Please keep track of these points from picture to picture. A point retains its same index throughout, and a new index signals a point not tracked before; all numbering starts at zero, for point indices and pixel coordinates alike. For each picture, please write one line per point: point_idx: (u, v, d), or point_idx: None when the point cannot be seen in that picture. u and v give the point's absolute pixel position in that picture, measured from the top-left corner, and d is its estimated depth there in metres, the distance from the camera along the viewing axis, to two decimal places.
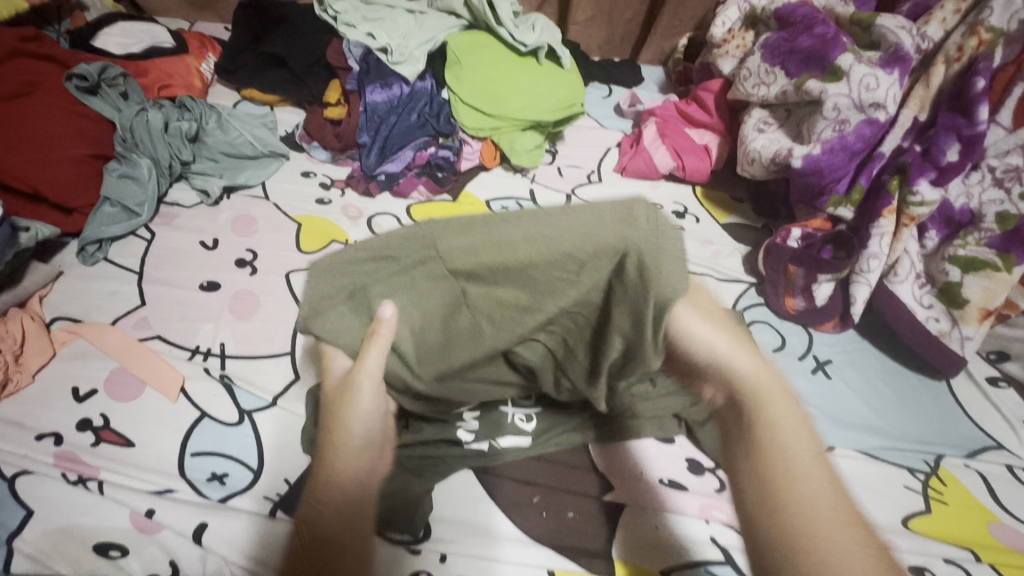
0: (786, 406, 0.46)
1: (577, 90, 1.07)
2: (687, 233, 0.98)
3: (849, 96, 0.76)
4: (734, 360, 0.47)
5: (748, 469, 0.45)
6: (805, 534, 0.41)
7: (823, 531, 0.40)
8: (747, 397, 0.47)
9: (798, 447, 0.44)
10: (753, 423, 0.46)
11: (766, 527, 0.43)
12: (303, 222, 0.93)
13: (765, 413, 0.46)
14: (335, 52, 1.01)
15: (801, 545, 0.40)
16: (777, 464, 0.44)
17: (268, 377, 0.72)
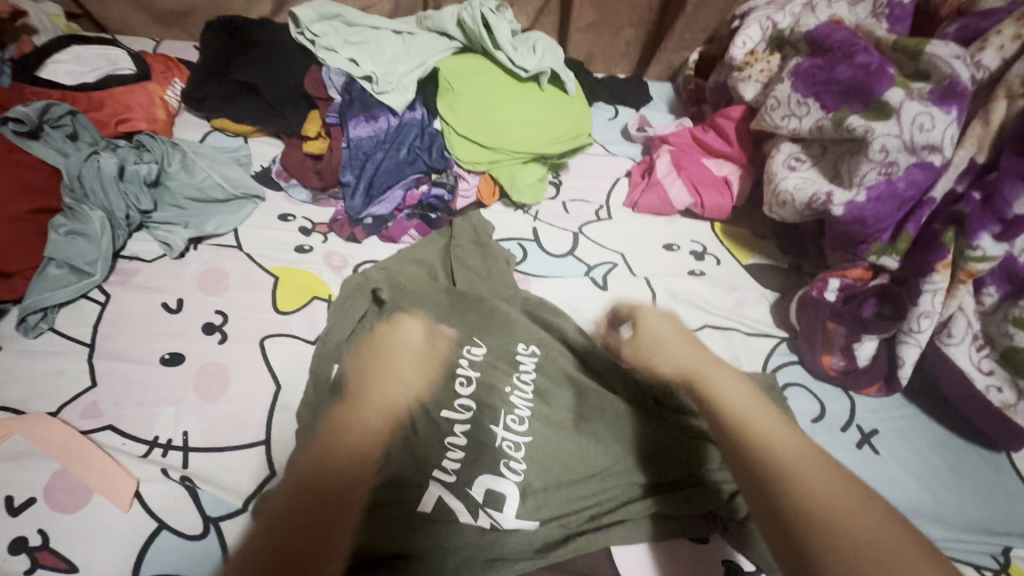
0: (731, 385, 0.54)
1: (583, 117, 0.97)
2: (708, 278, 0.89)
3: (899, 137, 0.67)
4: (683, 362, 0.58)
5: (747, 458, 0.47)
6: (783, 468, 0.45)
7: (797, 464, 0.46)
8: (695, 378, 0.56)
9: (729, 382, 0.54)
10: (714, 404, 0.52)
11: (758, 467, 0.46)
12: (281, 275, 0.83)
13: (716, 393, 0.53)
14: (314, 80, 0.90)
15: (779, 474, 0.45)
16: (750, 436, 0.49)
17: (239, 476, 0.62)
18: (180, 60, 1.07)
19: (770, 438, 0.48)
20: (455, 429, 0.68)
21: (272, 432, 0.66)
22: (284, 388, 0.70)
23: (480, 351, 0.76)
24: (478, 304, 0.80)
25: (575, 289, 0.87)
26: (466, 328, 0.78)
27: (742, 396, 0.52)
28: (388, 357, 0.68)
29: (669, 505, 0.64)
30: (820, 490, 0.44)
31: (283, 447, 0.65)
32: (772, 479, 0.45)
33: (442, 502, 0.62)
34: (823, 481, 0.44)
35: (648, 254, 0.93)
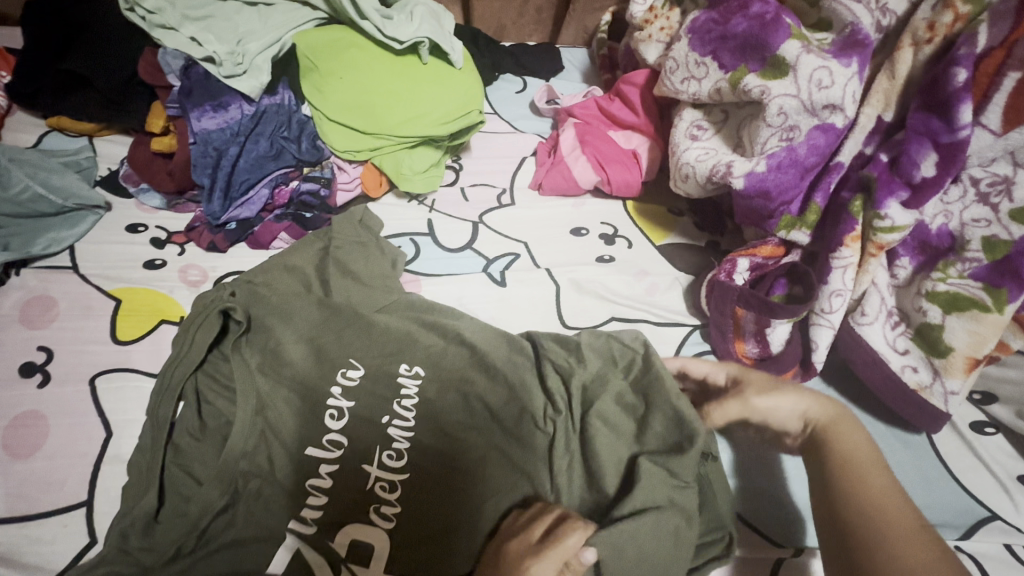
0: (855, 439, 0.52)
1: (474, 93, 0.87)
2: (617, 264, 0.81)
3: (797, 98, 0.60)
4: (808, 408, 0.56)
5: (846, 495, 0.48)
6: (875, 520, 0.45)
7: (907, 530, 0.44)
8: (817, 423, 0.55)
9: (856, 442, 0.52)
10: (841, 456, 0.51)
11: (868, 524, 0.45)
12: (123, 298, 0.71)
13: (843, 454, 0.51)
14: (147, 65, 0.78)
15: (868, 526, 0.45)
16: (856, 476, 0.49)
17: (50, 548, 0.53)
18: (7, 49, 0.92)
19: (888, 503, 0.46)
20: (319, 469, 0.58)
21: (97, 491, 0.56)
22: (117, 435, 0.60)
23: (358, 374, 0.65)
24: (355, 318, 0.69)
25: (468, 289, 0.78)
26: (341, 346, 0.67)
27: (862, 447, 0.51)
28: (238, 405, 0.61)
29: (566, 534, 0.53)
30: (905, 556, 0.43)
31: (110, 507, 0.56)
32: (853, 544, 0.45)
33: (300, 557, 0.54)
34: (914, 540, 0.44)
35: (554, 242, 0.84)
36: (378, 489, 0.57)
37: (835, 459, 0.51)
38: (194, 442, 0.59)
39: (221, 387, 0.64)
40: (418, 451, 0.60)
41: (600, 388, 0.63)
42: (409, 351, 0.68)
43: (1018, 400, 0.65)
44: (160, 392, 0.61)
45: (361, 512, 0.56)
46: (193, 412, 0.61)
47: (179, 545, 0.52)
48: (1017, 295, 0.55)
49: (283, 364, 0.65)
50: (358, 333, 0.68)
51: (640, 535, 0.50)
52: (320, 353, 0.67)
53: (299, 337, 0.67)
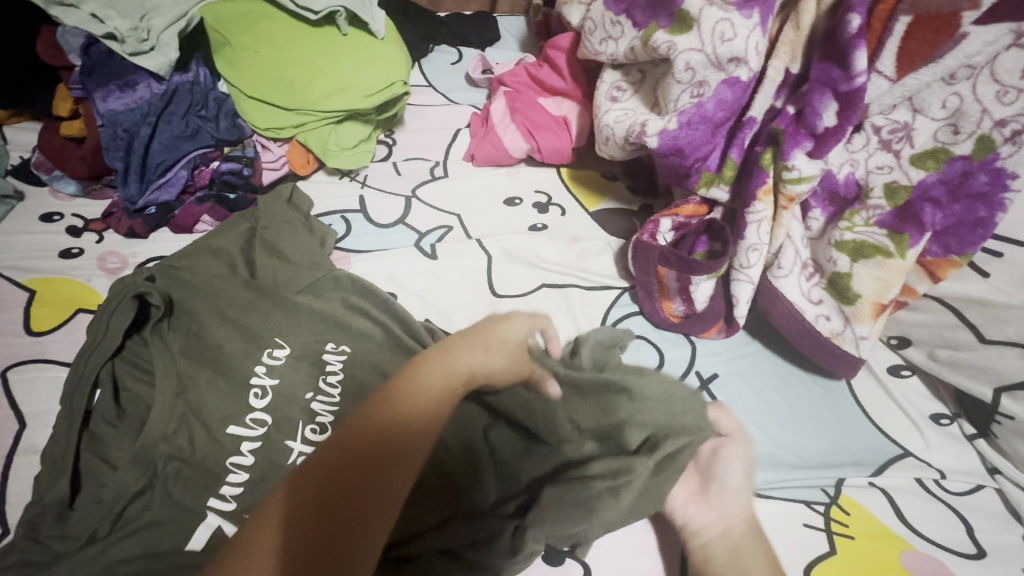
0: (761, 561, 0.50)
1: (399, 63, 0.84)
2: (550, 232, 0.81)
3: (702, 52, 0.59)
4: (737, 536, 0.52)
5: None
6: None
7: None
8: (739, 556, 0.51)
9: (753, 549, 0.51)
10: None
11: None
12: (38, 288, 0.69)
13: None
14: (46, 47, 0.75)
15: None
16: None
17: None
18: None
19: None
20: (241, 447, 0.58)
21: (10, 482, 0.55)
22: (31, 425, 0.59)
23: (283, 353, 0.65)
24: (279, 300, 0.68)
25: (399, 262, 0.77)
26: (266, 324, 0.66)
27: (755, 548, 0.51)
28: (158, 388, 0.59)
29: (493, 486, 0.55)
30: None
31: (24, 498, 0.55)
32: None
33: (218, 535, 0.53)
34: None
35: (487, 213, 0.84)
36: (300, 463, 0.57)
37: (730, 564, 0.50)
38: (112, 428, 0.58)
39: (142, 372, 0.62)
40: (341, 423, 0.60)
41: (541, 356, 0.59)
42: (333, 328, 0.67)
43: (929, 342, 0.66)
44: (74, 382, 0.59)
45: None
46: (112, 399, 0.60)
47: (94, 529, 0.51)
48: (917, 238, 0.57)
49: (206, 347, 0.64)
50: (283, 312, 0.67)
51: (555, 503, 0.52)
52: (242, 334, 0.65)
53: (222, 320, 0.66)
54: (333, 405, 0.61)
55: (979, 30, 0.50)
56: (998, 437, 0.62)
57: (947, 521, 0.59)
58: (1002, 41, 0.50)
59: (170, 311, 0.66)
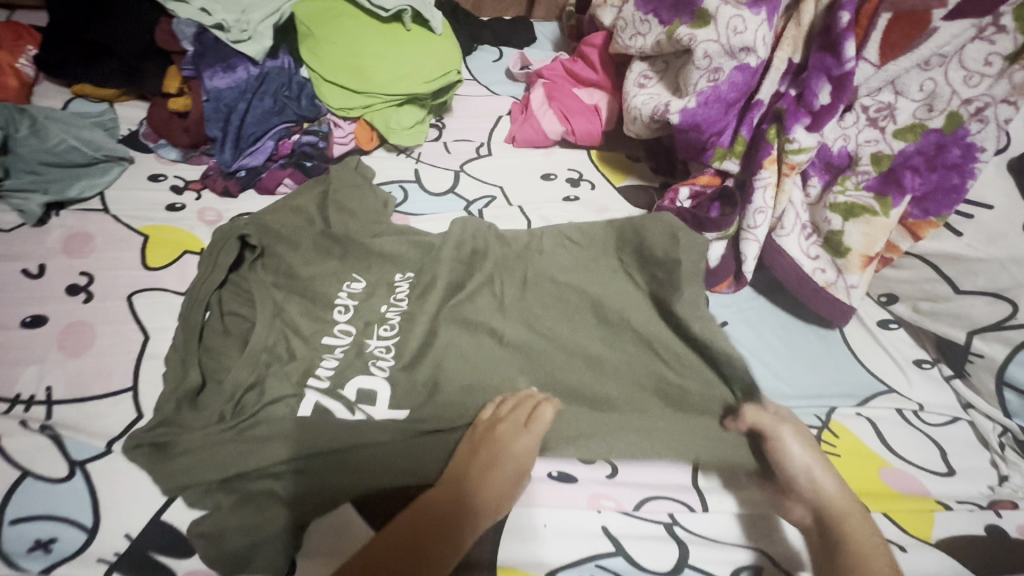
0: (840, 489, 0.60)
1: (454, 55, 0.97)
2: (581, 202, 0.93)
3: (718, 42, 0.71)
4: (828, 499, 0.58)
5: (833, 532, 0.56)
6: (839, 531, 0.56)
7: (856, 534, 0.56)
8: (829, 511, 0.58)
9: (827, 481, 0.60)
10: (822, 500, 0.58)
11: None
12: (150, 234, 0.82)
13: (821, 492, 0.59)
14: (162, 33, 0.88)
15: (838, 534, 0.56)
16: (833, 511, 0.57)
17: (105, 420, 0.64)
18: (32, 26, 1.02)
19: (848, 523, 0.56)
20: (328, 344, 0.71)
21: (139, 380, 0.67)
22: (153, 338, 0.71)
23: (360, 286, 0.78)
24: (351, 245, 0.81)
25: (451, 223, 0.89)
26: (342, 266, 0.80)
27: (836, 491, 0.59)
28: (265, 307, 0.73)
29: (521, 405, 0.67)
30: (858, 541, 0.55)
31: (151, 392, 0.67)
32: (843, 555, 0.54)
33: (320, 406, 0.66)
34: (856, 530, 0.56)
35: (526, 185, 0.96)
36: (375, 352, 0.71)
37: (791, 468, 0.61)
38: (222, 338, 0.71)
39: (240, 297, 0.75)
40: (403, 347, 0.72)
41: (529, 310, 0.77)
42: (399, 266, 0.81)
43: (914, 297, 0.76)
44: (191, 303, 0.72)
45: (362, 368, 0.70)
46: (222, 320, 0.73)
47: (219, 412, 0.63)
48: (898, 200, 0.68)
49: (296, 275, 0.78)
50: (358, 253, 0.81)
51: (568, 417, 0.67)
52: (330, 266, 0.80)
53: (310, 253, 0.81)
54: (398, 327, 0.74)
55: (947, 25, 0.62)
56: (971, 375, 0.72)
57: (921, 444, 0.69)
58: (965, 34, 0.62)
59: (261, 249, 0.79)
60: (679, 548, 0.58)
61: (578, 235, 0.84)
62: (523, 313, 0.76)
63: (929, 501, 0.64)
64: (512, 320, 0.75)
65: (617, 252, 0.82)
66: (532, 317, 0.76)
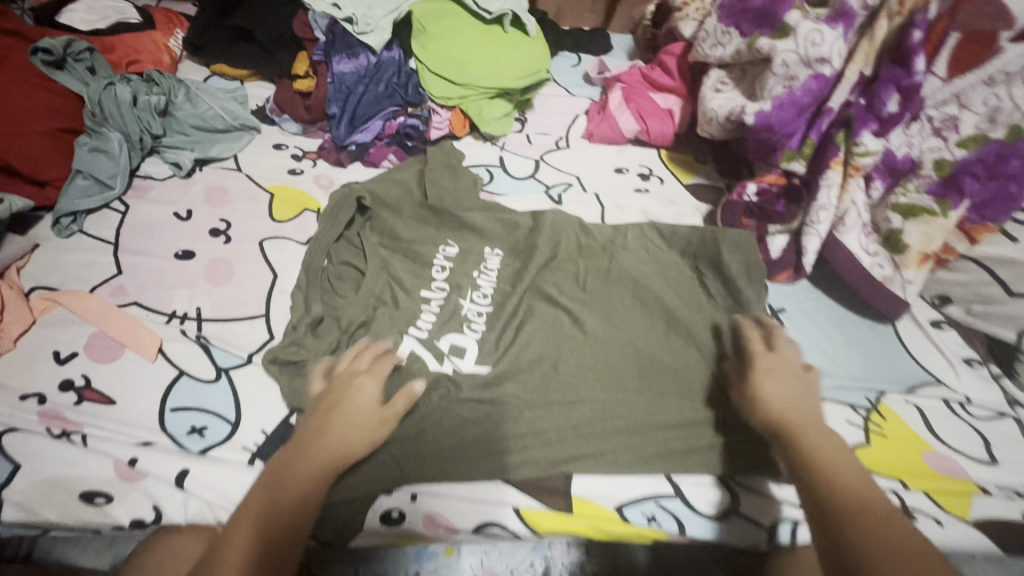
0: (791, 396, 0.66)
1: (544, 57, 1.09)
2: (651, 194, 1.02)
3: (795, 52, 0.79)
4: (781, 413, 0.64)
5: (792, 452, 0.60)
6: (791, 428, 0.62)
7: (813, 435, 0.61)
8: (790, 428, 0.62)
9: (782, 399, 0.65)
10: (778, 415, 0.64)
11: (829, 494, 0.55)
12: (276, 192, 0.95)
13: (765, 402, 0.65)
14: (300, 23, 1.04)
15: (789, 436, 0.61)
16: (789, 420, 0.63)
17: (244, 337, 0.75)
18: (180, 12, 1.18)
19: (812, 432, 0.61)
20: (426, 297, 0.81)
21: (270, 309, 0.79)
22: (281, 277, 0.83)
23: (454, 250, 0.88)
24: (452, 217, 0.91)
25: (534, 203, 0.99)
26: (439, 232, 0.90)
27: (789, 406, 0.64)
28: (374, 261, 0.83)
29: (592, 371, 0.75)
30: (820, 445, 0.60)
31: (280, 321, 0.78)
32: (792, 451, 0.60)
33: (415, 354, 0.74)
34: (819, 434, 0.61)
35: (600, 176, 1.05)
36: (470, 315, 0.79)
37: (754, 390, 0.67)
38: (336, 281, 0.82)
39: (351, 252, 0.86)
40: (494, 315, 0.80)
41: (603, 289, 0.83)
42: (489, 239, 0.90)
43: (968, 299, 0.82)
44: (312, 253, 0.83)
45: (456, 326, 0.78)
46: (336, 268, 0.84)
47: (334, 345, 0.73)
48: (957, 203, 0.75)
49: (399, 239, 0.89)
50: (453, 226, 0.90)
51: (636, 386, 0.74)
52: (430, 233, 0.90)
53: (411, 221, 0.91)
54: (490, 296, 0.82)
55: (1014, 46, 0.68)
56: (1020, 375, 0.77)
57: (967, 434, 0.74)
58: None
59: (367, 197, 0.91)
60: (732, 499, 0.67)
61: (656, 230, 0.90)
62: (599, 291, 0.83)
63: (970, 485, 0.69)
64: (589, 297, 0.82)
65: (691, 244, 0.87)
66: (607, 295, 0.83)
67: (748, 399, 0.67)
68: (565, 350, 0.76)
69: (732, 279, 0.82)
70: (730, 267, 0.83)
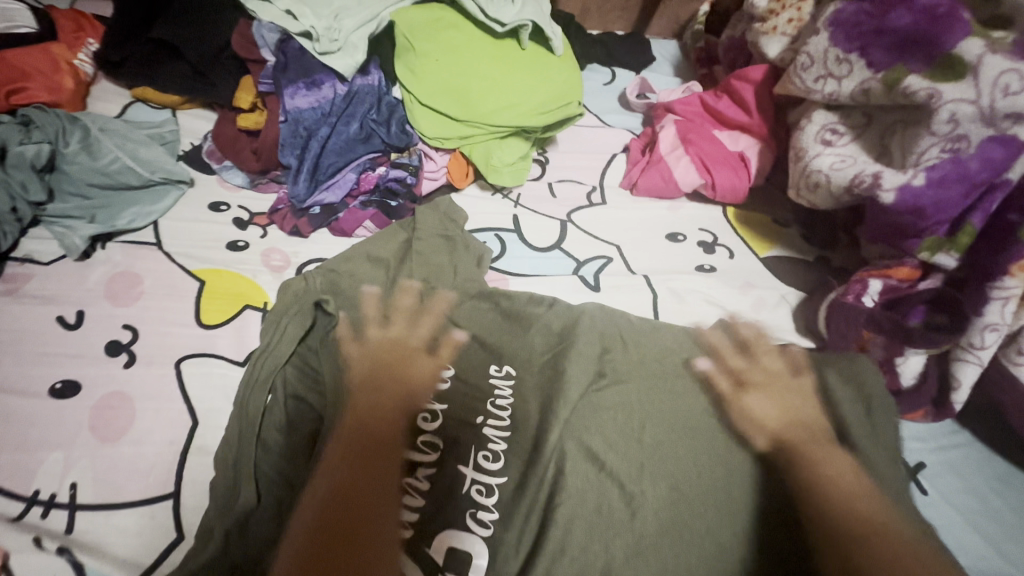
0: (782, 403, 0.57)
1: (574, 83, 0.82)
2: (719, 275, 0.75)
3: (974, 103, 0.53)
4: (774, 427, 0.55)
5: (800, 470, 0.51)
6: (800, 454, 0.52)
7: (818, 456, 0.52)
8: (794, 446, 0.53)
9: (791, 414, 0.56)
10: (789, 435, 0.54)
11: (846, 529, 0.46)
12: (207, 278, 0.68)
13: (756, 417, 0.56)
14: (241, 38, 0.76)
15: (800, 459, 0.52)
16: (805, 443, 0.53)
17: (136, 543, 0.51)
18: (97, 17, 0.91)
19: (821, 451, 0.52)
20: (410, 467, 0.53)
21: (184, 483, 0.54)
22: (203, 425, 0.58)
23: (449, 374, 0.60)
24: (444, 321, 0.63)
25: (559, 289, 0.72)
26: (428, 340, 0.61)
27: (782, 418, 0.55)
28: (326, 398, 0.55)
29: None
30: (833, 473, 0.50)
31: (196, 502, 0.53)
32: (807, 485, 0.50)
33: None
34: (819, 451, 0.52)
35: (649, 247, 0.78)
36: (473, 493, 0.52)
37: (733, 408, 0.57)
38: (278, 432, 0.56)
39: (302, 379, 0.59)
40: (508, 495, 0.52)
41: (671, 441, 0.56)
42: (504, 351, 0.62)
43: None
44: (246, 387, 0.57)
45: (451, 517, 0.50)
46: (280, 407, 0.57)
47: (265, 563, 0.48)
48: None
49: (366, 351, 0.59)
50: (451, 333, 0.63)
51: None
52: (415, 340, 0.61)
53: (389, 322, 0.62)
54: (503, 457, 0.54)
55: None
56: None
57: None
58: None
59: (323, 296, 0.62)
60: None
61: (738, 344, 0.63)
62: (667, 445, 0.55)
63: None
64: (651, 456, 0.55)
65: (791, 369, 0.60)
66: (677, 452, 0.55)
67: (756, 420, 0.56)
68: (618, 555, 0.49)
69: (859, 434, 0.54)
70: (848, 409, 0.56)
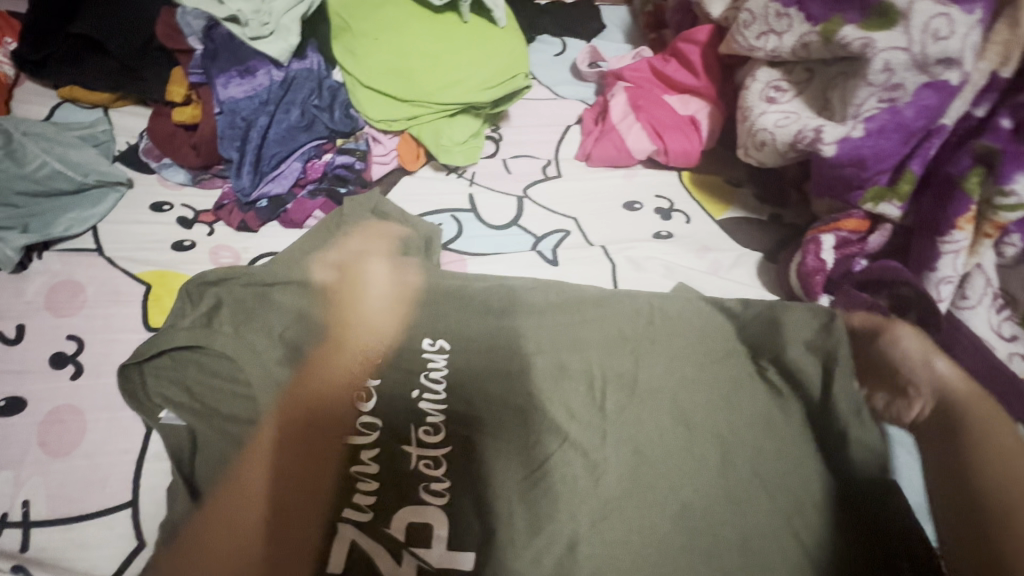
0: (928, 368, 0.54)
1: (519, 54, 0.80)
2: (676, 240, 0.75)
3: (906, 51, 0.54)
4: (938, 390, 0.53)
5: (954, 442, 0.50)
6: (959, 424, 0.51)
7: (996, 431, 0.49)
8: (953, 415, 0.51)
9: (926, 373, 0.54)
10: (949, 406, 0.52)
11: (999, 504, 0.46)
12: (153, 281, 0.66)
13: (908, 375, 0.54)
14: (166, 29, 0.74)
15: (960, 431, 0.50)
16: (959, 410, 0.51)
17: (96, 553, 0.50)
18: (14, 15, 0.86)
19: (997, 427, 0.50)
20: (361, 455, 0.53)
21: (141, 491, 0.53)
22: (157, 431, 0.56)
23: (379, 351, 0.58)
24: (368, 298, 0.61)
25: (519, 265, 0.72)
26: (356, 317, 0.60)
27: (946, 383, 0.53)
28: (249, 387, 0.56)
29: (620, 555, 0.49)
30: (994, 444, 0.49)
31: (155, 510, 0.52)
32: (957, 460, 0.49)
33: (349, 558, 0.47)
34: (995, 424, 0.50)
35: (607, 217, 0.78)
36: (423, 467, 0.52)
37: (895, 361, 0.55)
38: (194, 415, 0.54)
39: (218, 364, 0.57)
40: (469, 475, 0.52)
41: (619, 405, 0.56)
42: (434, 324, 0.60)
43: None
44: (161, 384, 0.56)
45: (407, 494, 0.51)
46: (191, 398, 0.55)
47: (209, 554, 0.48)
48: None
49: (292, 339, 0.58)
50: (374, 309, 0.61)
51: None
52: (340, 322, 0.60)
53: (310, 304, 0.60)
54: (445, 430, 0.54)
55: None
56: None
57: None
58: None
59: (299, 281, 0.60)
60: None
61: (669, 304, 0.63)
62: (624, 413, 0.56)
63: None
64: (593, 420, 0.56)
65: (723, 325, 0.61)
66: (636, 418, 0.56)
67: (897, 377, 0.55)
68: (584, 521, 0.50)
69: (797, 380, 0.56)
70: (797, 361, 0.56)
